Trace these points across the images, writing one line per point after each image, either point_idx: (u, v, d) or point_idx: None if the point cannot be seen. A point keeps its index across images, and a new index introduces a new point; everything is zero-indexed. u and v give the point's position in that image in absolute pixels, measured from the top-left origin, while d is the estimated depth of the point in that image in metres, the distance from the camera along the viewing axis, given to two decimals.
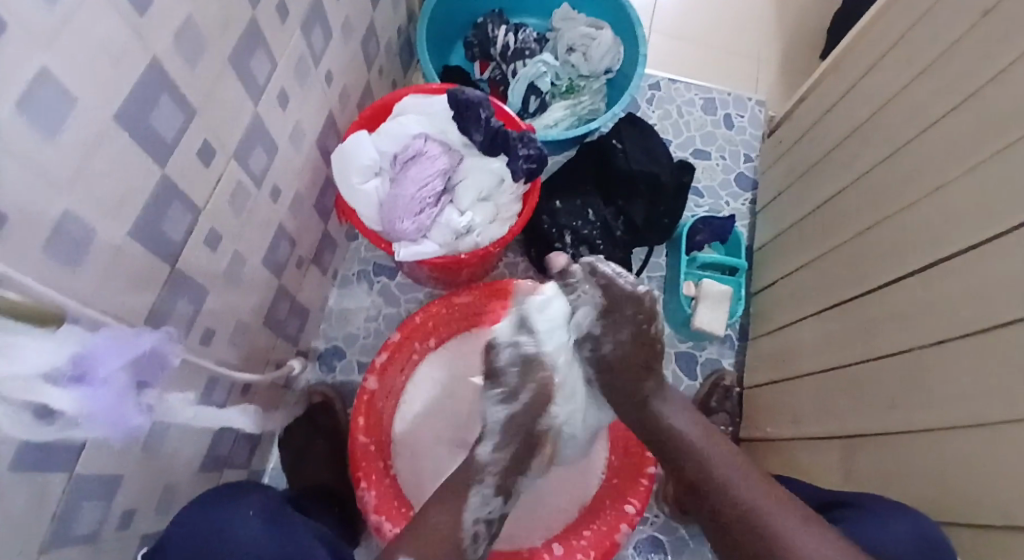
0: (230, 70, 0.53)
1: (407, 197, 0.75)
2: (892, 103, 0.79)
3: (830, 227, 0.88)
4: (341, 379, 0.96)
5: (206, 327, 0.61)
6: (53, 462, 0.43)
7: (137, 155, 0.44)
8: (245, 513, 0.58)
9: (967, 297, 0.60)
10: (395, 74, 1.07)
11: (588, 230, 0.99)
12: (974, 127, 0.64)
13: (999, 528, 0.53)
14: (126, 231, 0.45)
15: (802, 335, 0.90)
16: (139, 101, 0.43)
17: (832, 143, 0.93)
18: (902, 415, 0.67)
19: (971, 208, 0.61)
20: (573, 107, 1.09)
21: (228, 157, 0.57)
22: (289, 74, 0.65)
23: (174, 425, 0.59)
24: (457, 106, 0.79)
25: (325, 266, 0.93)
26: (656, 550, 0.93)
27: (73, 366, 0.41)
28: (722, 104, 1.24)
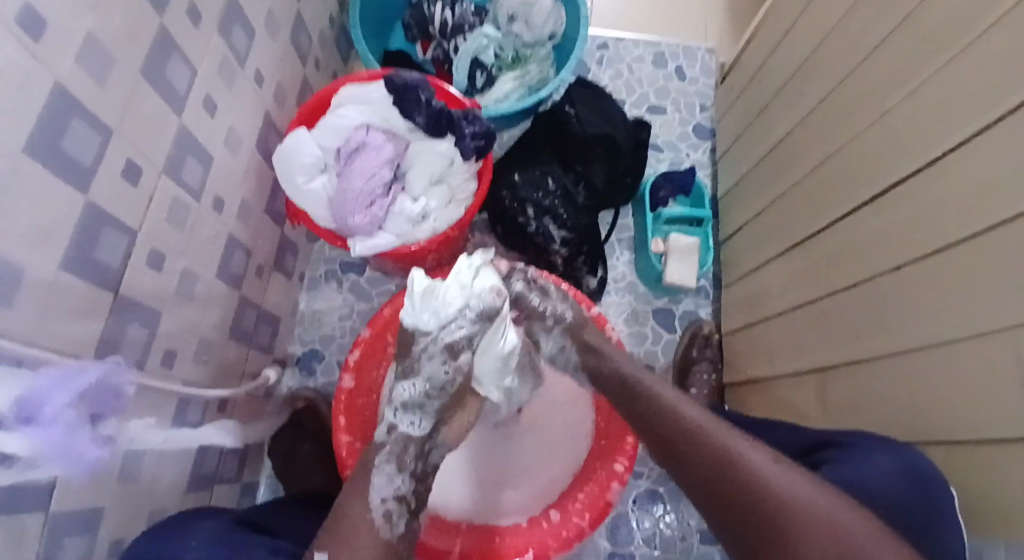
0: (145, 83, 0.51)
1: (356, 192, 0.74)
2: (831, 34, 0.79)
3: (786, 165, 0.88)
4: (323, 382, 0.96)
5: (165, 349, 0.60)
6: (24, 506, 0.42)
7: (56, 186, 0.42)
8: (188, 544, 0.53)
9: (920, 218, 0.60)
10: (334, 65, 1.05)
11: (549, 200, 0.98)
12: (912, 49, 0.63)
13: (972, 441, 0.54)
14: (57, 263, 0.44)
15: (769, 278, 0.91)
16: (48, 128, 0.41)
17: (780, 81, 0.92)
18: (869, 345, 0.67)
19: (916, 131, 0.61)
20: (522, 77, 1.08)
21: (157, 173, 0.55)
22: (213, 78, 0.62)
23: (147, 452, 0.58)
24: (396, 91, 0.77)
25: (289, 270, 0.92)
26: (655, 503, 0.95)
27: (18, 409, 0.40)
28: (672, 56, 1.22)
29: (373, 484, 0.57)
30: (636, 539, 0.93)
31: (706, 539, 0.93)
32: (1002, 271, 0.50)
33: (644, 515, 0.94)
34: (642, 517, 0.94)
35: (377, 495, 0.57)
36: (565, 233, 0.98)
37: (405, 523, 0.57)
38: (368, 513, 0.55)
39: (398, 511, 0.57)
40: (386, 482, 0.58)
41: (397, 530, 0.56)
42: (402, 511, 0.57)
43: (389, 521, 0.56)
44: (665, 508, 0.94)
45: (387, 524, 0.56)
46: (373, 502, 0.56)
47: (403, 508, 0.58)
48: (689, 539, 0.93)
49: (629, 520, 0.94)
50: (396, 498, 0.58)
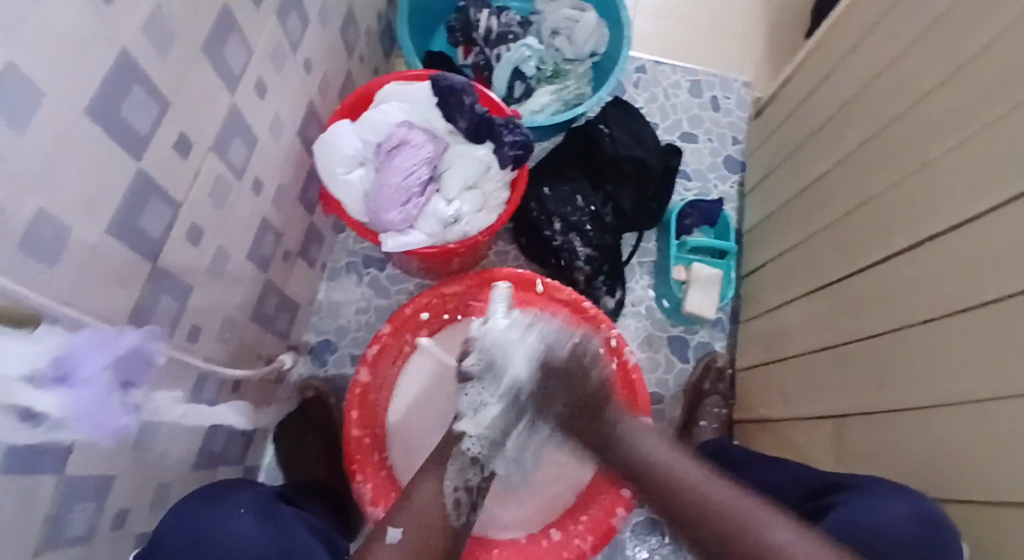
0: (204, 58, 0.52)
1: (392, 187, 0.74)
2: (880, 76, 0.78)
3: (818, 206, 0.89)
4: (333, 373, 0.96)
5: (192, 324, 0.60)
6: (41, 465, 0.42)
7: (112, 150, 0.43)
8: (235, 511, 0.54)
9: (957, 269, 0.60)
10: (376, 61, 1.06)
11: (578, 216, 0.97)
12: (959, 103, 0.64)
13: (990, 500, 0.54)
14: (103, 227, 0.44)
15: (792, 313, 0.91)
16: (110, 94, 0.41)
17: (819, 120, 0.93)
18: (892, 391, 0.67)
19: (959, 183, 0.61)
20: (560, 92, 1.08)
21: (205, 149, 0.55)
22: (266, 62, 0.63)
23: (164, 424, 0.58)
24: (440, 94, 0.80)
25: (313, 259, 0.92)
26: (653, 531, 0.94)
27: (55, 367, 0.40)
28: (709, 86, 1.23)
29: (444, 475, 0.65)
30: None
31: None
32: None
33: (641, 545, 0.93)
34: (639, 545, 0.93)
35: (451, 484, 0.64)
36: (591, 251, 0.97)
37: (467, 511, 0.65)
38: (440, 497, 0.62)
39: (463, 498, 0.64)
40: (457, 469, 0.66)
41: (461, 519, 0.63)
42: (467, 499, 0.65)
43: (455, 507, 0.63)
44: (661, 540, 0.93)
45: (454, 512, 0.63)
46: (447, 487, 0.64)
47: (467, 499, 0.65)
48: None
49: (626, 547, 0.93)
50: (465, 489, 0.65)
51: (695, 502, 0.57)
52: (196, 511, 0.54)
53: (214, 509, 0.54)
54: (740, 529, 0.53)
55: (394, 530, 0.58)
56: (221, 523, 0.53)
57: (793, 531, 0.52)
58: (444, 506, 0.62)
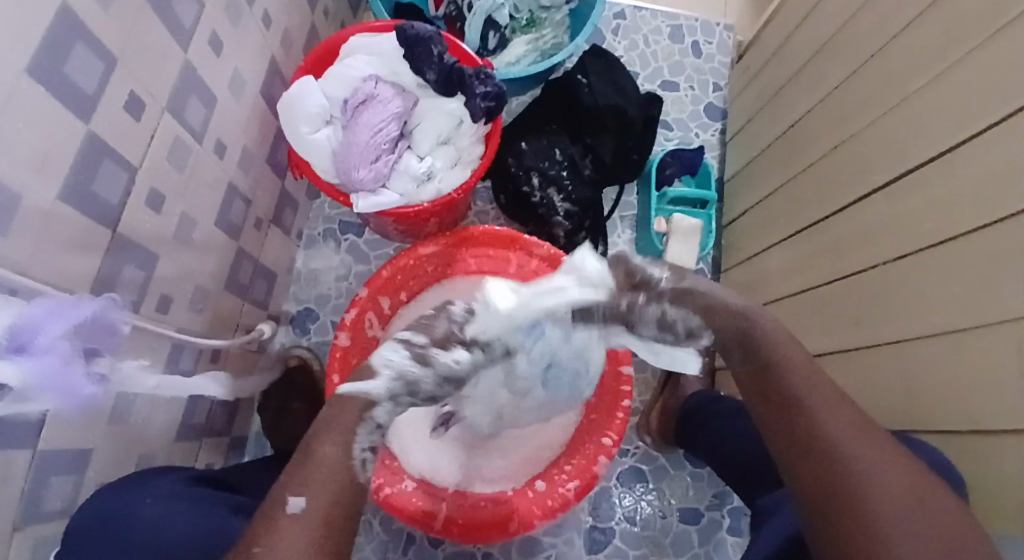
0: (151, 11, 0.49)
1: (361, 144, 0.72)
2: (860, 12, 0.76)
3: (799, 150, 0.87)
4: (316, 340, 0.95)
5: (161, 294, 0.59)
6: (11, 438, 0.41)
7: (59, 112, 0.41)
8: (143, 498, 0.52)
9: (935, 206, 0.59)
10: (342, 16, 1.01)
11: (556, 170, 0.96)
12: (936, 33, 0.62)
13: (968, 432, 0.55)
14: (54, 192, 0.42)
15: (771, 261, 0.91)
16: (51, 50, 0.39)
17: (800, 61, 0.91)
18: (870, 333, 0.67)
19: (939, 118, 0.60)
20: (536, 41, 1.05)
21: (160, 109, 0.53)
22: (219, 15, 0.60)
23: (139, 395, 0.58)
24: (406, 43, 0.75)
25: (287, 226, 0.90)
26: (637, 480, 0.96)
27: (11, 337, 0.39)
28: (690, 31, 1.19)
29: (356, 435, 0.51)
30: (617, 515, 0.94)
31: (686, 517, 0.94)
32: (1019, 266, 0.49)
33: (626, 492, 0.95)
34: (624, 493, 0.95)
35: (359, 445, 0.51)
36: (569, 206, 0.96)
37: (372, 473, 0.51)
38: (347, 456, 0.49)
39: (372, 459, 0.51)
40: (369, 436, 0.52)
41: (369, 477, 0.51)
42: (375, 456, 0.52)
43: (362, 467, 0.50)
44: (647, 487, 0.96)
45: (361, 472, 0.50)
46: (356, 448, 0.50)
47: (376, 456, 0.52)
48: (669, 517, 0.94)
49: (612, 496, 0.95)
50: (373, 448, 0.52)
51: (826, 455, 0.48)
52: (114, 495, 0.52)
53: (125, 498, 0.52)
54: (849, 502, 0.45)
55: (295, 499, 0.45)
56: (132, 509, 0.51)
57: (908, 516, 0.43)
58: (352, 467, 0.49)
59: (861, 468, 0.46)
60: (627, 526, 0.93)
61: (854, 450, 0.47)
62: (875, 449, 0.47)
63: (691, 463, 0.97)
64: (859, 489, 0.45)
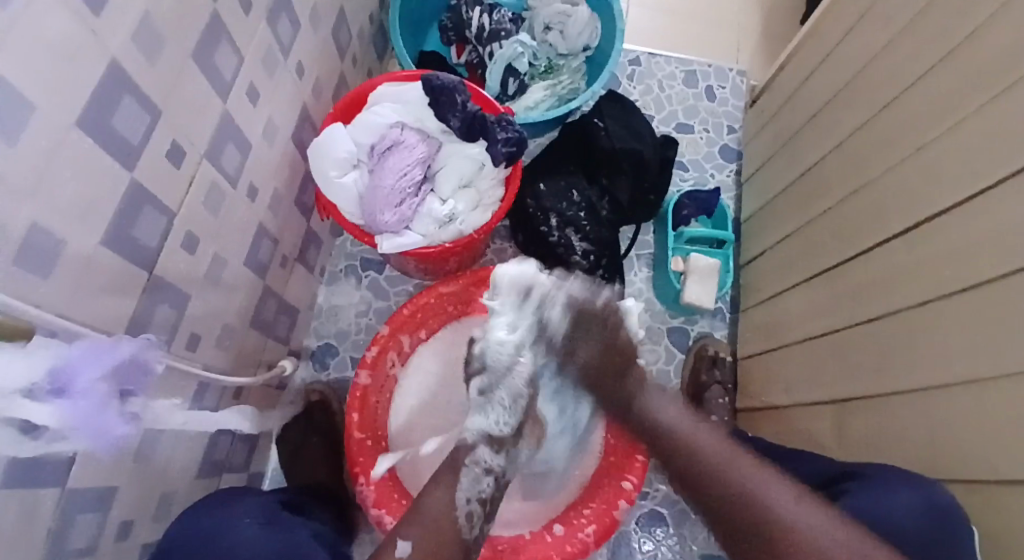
0: (194, 66, 0.52)
1: (386, 188, 0.74)
2: (874, 61, 0.78)
3: (815, 193, 0.88)
4: (336, 376, 0.96)
5: (191, 332, 0.61)
6: (42, 477, 0.42)
7: (105, 163, 0.43)
8: (243, 519, 0.56)
9: (955, 251, 0.59)
10: (369, 63, 1.06)
11: (574, 211, 0.97)
12: (954, 83, 0.63)
13: (992, 485, 0.54)
14: (97, 238, 0.44)
15: (791, 304, 0.91)
16: (100, 105, 0.41)
17: (814, 107, 0.92)
18: (891, 377, 0.67)
19: (955, 166, 0.61)
20: (554, 87, 1.08)
21: (198, 157, 0.56)
22: (257, 68, 0.63)
23: (166, 431, 0.59)
24: (432, 92, 0.78)
25: (311, 263, 0.92)
26: (657, 524, 0.94)
27: (52, 380, 0.40)
28: (704, 76, 1.22)
29: (460, 485, 0.64)
30: None
31: None
32: None
33: (646, 537, 0.93)
34: (644, 538, 0.93)
35: (464, 496, 0.63)
36: (587, 246, 0.97)
37: (480, 528, 0.64)
38: (453, 509, 0.62)
39: (478, 511, 0.64)
40: (471, 481, 0.65)
41: (474, 532, 0.63)
42: (480, 508, 0.64)
43: (470, 521, 0.63)
44: (667, 532, 0.93)
45: (467, 524, 0.62)
46: (460, 499, 0.63)
47: (481, 510, 0.64)
48: None
49: (631, 540, 0.93)
50: (478, 500, 0.64)
51: (718, 468, 0.61)
52: (201, 520, 0.55)
53: (218, 517, 0.55)
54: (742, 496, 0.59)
55: (404, 543, 0.58)
56: (230, 528, 0.54)
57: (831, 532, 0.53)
58: (456, 520, 0.62)
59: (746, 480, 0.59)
60: None
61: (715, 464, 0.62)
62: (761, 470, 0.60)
63: None
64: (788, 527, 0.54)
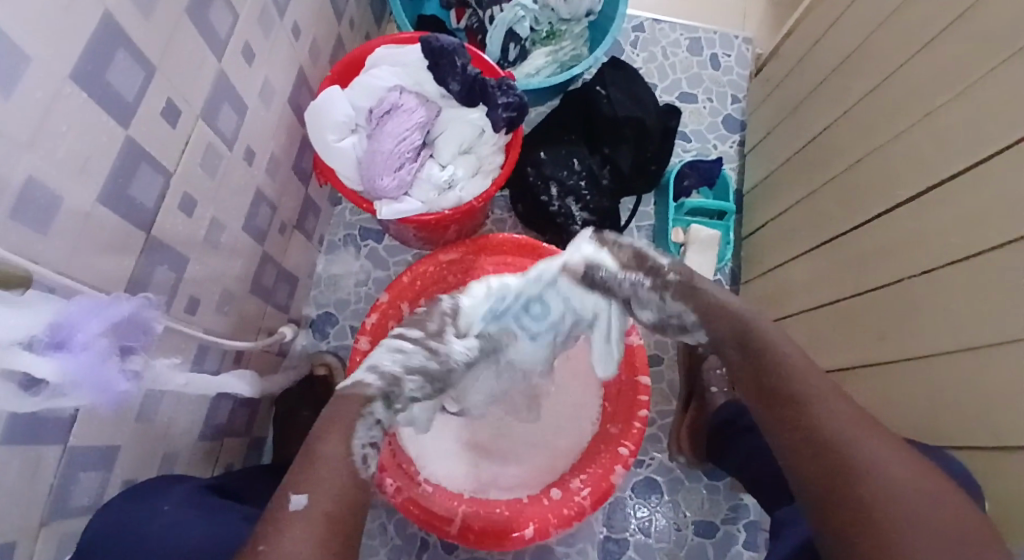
0: (188, 22, 0.50)
1: (385, 153, 0.74)
2: (883, 27, 0.76)
3: (822, 163, 0.87)
4: (335, 344, 0.96)
5: (190, 294, 0.61)
6: (43, 433, 0.42)
7: (100, 118, 0.42)
8: (160, 506, 0.54)
9: (962, 219, 0.59)
10: (367, 28, 1.03)
11: (574, 180, 0.97)
12: (964, 47, 0.62)
13: (995, 448, 0.54)
14: (94, 196, 0.44)
15: (796, 273, 0.90)
16: (94, 58, 0.40)
17: (822, 73, 0.91)
18: (894, 346, 0.67)
19: (965, 131, 0.60)
20: (555, 53, 1.07)
21: (194, 116, 0.55)
22: (252, 26, 0.62)
23: (168, 391, 0.59)
24: (431, 55, 0.76)
25: (309, 231, 0.92)
26: (652, 491, 0.95)
27: (50, 333, 0.40)
28: (709, 44, 1.20)
29: (355, 431, 0.55)
30: (631, 526, 0.93)
31: (700, 531, 0.94)
32: None
33: (642, 504, 0.95)
34: (639, 505, 0.95)
35: (359, 441, 0.55)
36: (587, 215, 0.97)
37: (379, 465, 0.56)
38: (347, 456, 0.53)
39: (373, 453, 0.55)
40: (367, 430, 0.56)
41: (370, 471, 0.55)
42: (377, 453, 0.56)
43: (365, 462, 0.54)
44: (661, 499, 0.95)
45: (364, 467, 0.54)
46: (355, 445, 0.54)
47: (378, 455, 0.56)
48: (684, 530, 0.94)
49: (626, 507, 0.94)
50: (372, 444, 0.56)
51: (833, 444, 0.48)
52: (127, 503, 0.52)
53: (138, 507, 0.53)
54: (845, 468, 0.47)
55: (297, 497, 0.48)
56: (143, 518, 0.52)
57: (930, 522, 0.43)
58: (352, 465, 0.53)
59: (859, 451, 0.47)
60: (641, 538, 0.93)
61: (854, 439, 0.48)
62: (874, 433, 0.48)
63: (708, 476, 0.96)
64: (890, 506, 0.44)
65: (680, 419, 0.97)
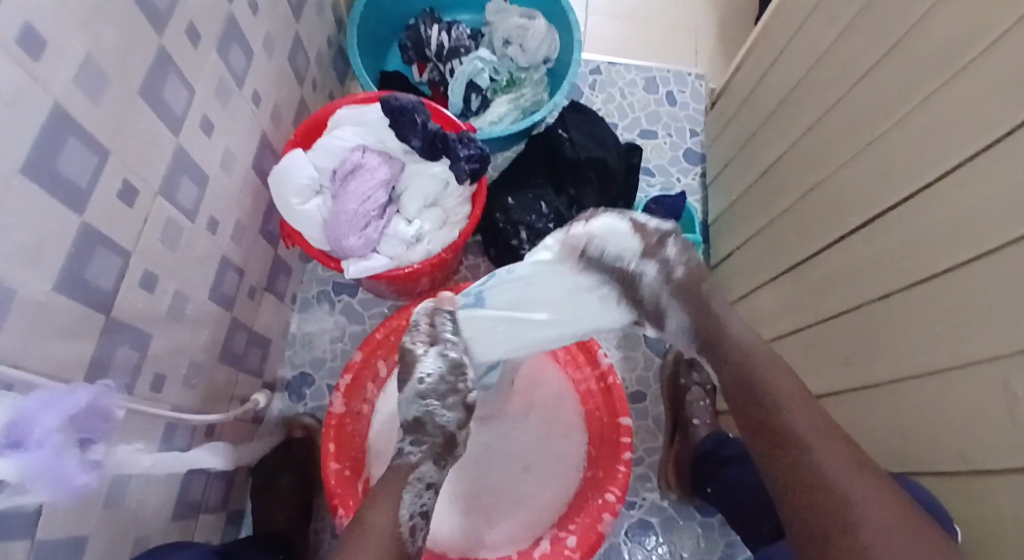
0: (142, 102, 0.51)
1: (350, 213, 0.74)
2: (822, 62, 0.80)
3: (777, 191, 0.90)
4: (312, 406, 0.95)
5: (155, 372, 0.59)
6: (5, 533, 0.41)
7: (52, 206, 0.42)
8: None
9: (908, 246, 0.61)
10: (330, 87, 1.06)
11: (543, 223, 0.98)
12: (896, 81, 0.65)
13: (965, 467, 0.55)
14: (49, 284, 0.43)
15: (761, 302, 0.92)
16: (44, 150, 0.41)
17: (772, 105, 0.94)
18: (862, 365, 0.68)
19: (905, 156, 0.63)
20: (516, 100, 1.09)
21: (152, 194, 0.55)
22: (210, 99, 0.63)
23: (134, 475, 0.57)
24: (392, 113, 0.78)
25: (281, 291, 0.91)
26: (646, 533, 0.94)
27: (6, 433, 0.39)
28: (664, 82, 1.24)
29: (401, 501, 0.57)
30: None
31: None
32: (1003, 293, 0.49)
33: (637, 547, 0.93)
34: (634, 548, 0.93)
35: (406, 510, 0.57)
36: None
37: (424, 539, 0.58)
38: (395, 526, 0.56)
39: (421, 525, 0.58)
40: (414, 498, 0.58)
41: (418, 544, 0.57)
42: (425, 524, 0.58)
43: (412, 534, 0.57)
44: (657, 540, 0.93)
45: (411, 540, 0.56)
46: (403, 517, 0.56)
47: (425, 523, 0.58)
48: None
49: (621, 551, 0.92)
50: (421, 514, 0.58)
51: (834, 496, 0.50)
52: None
53: None
54: (845, 526, 0.49)
55: None
56: None
57: (897, 533, 0.47)
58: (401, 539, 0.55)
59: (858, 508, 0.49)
60: None
61: (787, 405, 0.58)
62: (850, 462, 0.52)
63: (702, 512, 0.95)
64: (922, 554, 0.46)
65: (665, 455, 0.96)
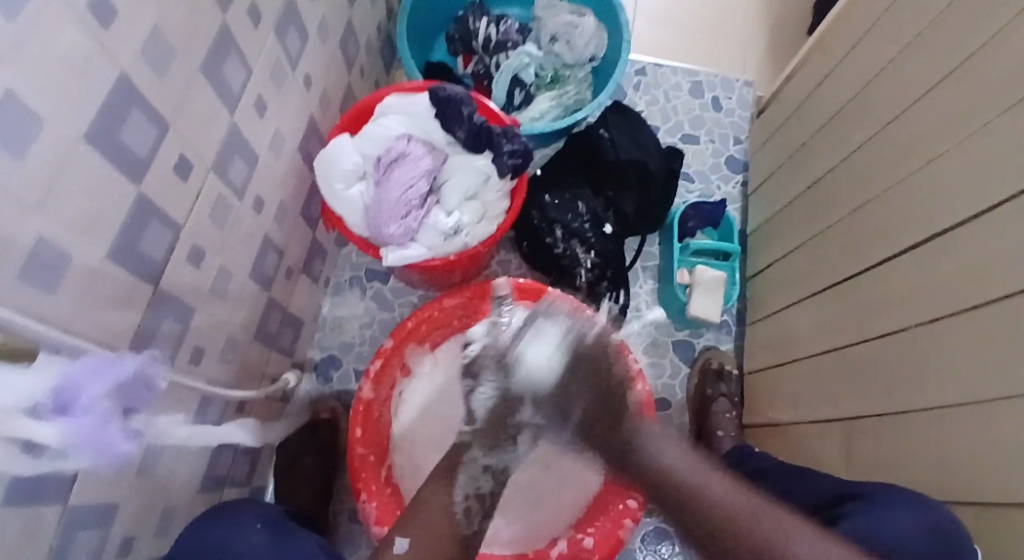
0: (202, 80, 0.52)
1: (391, 201, 0.74)
2: (878, 79, 0.78)
3: (823, 207, 0.87)
4: (338, 388, 0.96)
5: (195, 345, 0.60)
6: (44, 494, 0.42)
7: (111, 175, 0.43)
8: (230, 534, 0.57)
9: (965, 272, 0.59)
10: (376, 75, 1.06)
11: (579, 223, 0.97)
12: (955, 104, 0.64)
13: (1008, 503, 0.52)
14: (103, 252, 0.44)
15: (799, 319, 0.90)
16: (107, 120, 0.41)
17: (823, 117, 0.92)
18: (904, 391, 0.66)
19: (963, 180, 0.60)
20: (560, 97, 1.08)
21: (205, 170, 0.55)
22: (266, 80, 0.63)
23: (168, 445, 0.58)
24: (438, 104, 0.79)
25: (316, 274, 0.92)
26: (662, 542, 0.93)
27: (53, 397, 0.40)
28: (710, 87, 1.22)
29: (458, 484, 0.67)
30: None
31: None
32: None
33: (651, 554, 0.92)
34: (649, 555, 0.92)
35: (462, 491, 0.67)
36: (593, 257, 0.97)
37: (481, 520, 0.66)
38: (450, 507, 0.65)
39: (477, 507, 0.66)
40: (467, 481, 0.68)
41: (473, 526, 0.66)
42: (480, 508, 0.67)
43: (468, 515, 0.66)
44: (672, 549, 0.92)
45: (466, 520, 0.65)
46: (457, 497, 0.66)
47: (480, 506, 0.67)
48: None
49: (636, 557, 0.91)
50: (477, 496, 0.67)
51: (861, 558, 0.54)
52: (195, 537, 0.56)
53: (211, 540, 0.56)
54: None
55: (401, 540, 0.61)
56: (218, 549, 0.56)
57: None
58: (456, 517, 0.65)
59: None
60: None
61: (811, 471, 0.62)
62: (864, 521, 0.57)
63: None
64: None
65: None
